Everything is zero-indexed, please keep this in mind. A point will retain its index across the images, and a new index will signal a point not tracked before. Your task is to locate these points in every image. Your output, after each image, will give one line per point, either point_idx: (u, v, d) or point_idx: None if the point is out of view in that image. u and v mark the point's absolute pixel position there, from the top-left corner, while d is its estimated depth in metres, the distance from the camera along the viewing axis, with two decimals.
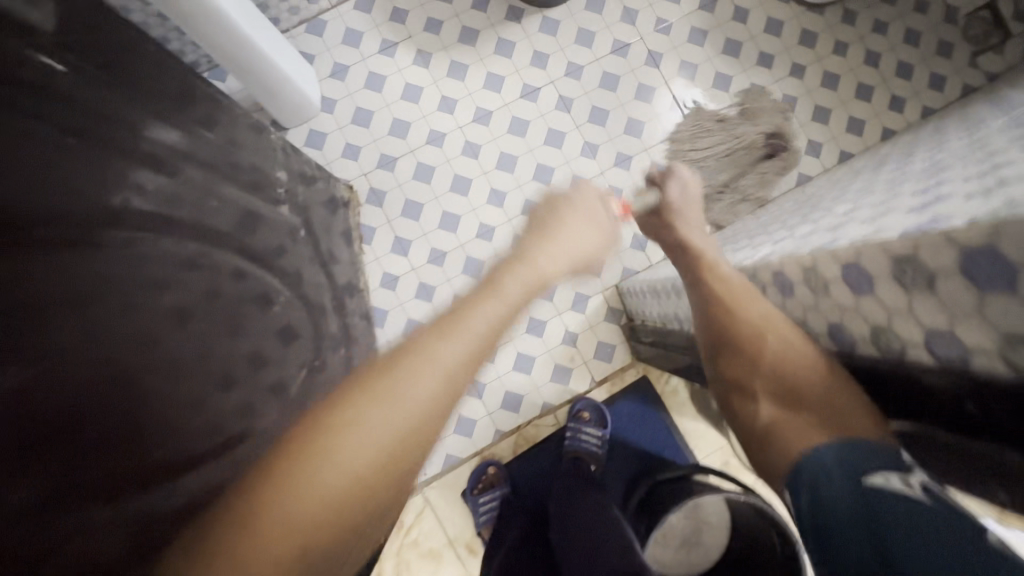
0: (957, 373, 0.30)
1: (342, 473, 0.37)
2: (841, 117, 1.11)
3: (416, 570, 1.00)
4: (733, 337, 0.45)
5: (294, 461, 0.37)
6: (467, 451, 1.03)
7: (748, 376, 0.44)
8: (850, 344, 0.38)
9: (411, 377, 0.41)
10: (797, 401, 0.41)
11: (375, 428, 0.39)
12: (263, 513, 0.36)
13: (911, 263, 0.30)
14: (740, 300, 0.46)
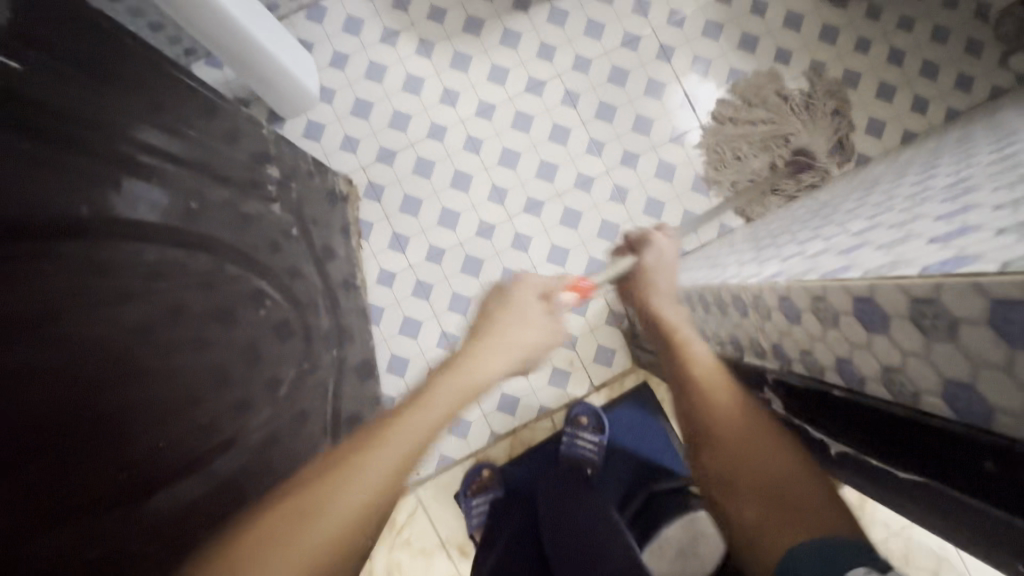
0: (977, 429, 0.27)
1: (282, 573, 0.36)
2: (860, 118, 1.06)
3: (407, 570, 0.99)
4: (713, 429, 0.48)
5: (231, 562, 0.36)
6: (461, 453, 1.02)
7: (728, 466, 0.47)
8: (860, 382, 0.35)
9: (354, 478, 0.41)
10: (780, 501, 0.42)
11: (325, 524, 0.39)
12: None
13: (931, 306, 0.26)
14: (716, 393, 0.50)
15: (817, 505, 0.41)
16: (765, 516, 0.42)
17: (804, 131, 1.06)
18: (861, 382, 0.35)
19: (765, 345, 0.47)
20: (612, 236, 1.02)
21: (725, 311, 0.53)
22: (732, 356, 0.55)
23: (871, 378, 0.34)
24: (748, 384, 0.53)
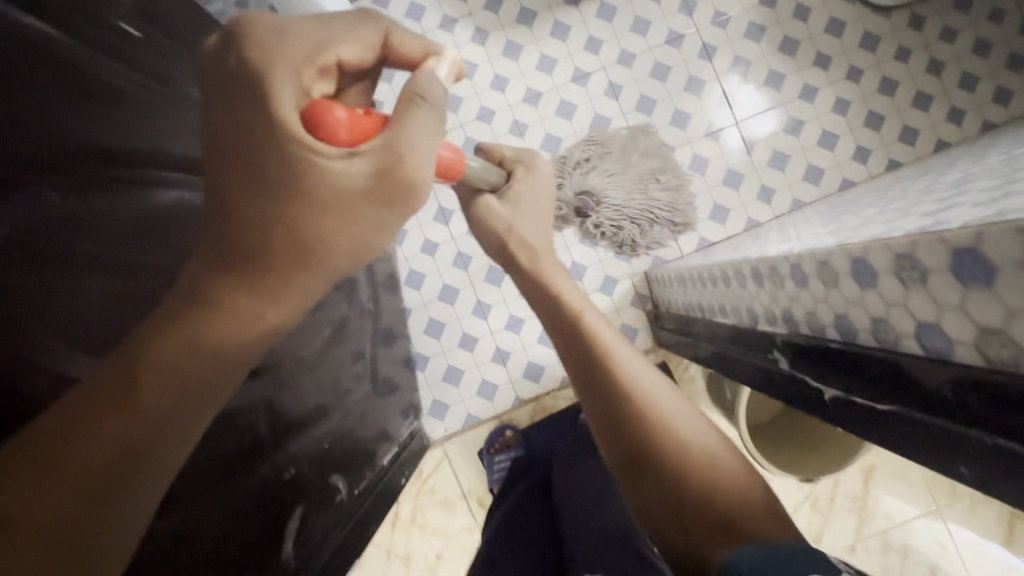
0: (937, 360, 0.33)
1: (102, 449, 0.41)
2: (894, 125, 1.09)
3: (430, 515, 1.09)
4: (653, 454, 0.54)
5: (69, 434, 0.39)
6: (487, 414, 1.10)
7: (673, 496, 0.52)
8: (853, 334, 0.41)
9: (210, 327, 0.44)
10: (725, 524, 0.48)
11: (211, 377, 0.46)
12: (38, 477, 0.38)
13: (910, 260, 0.33)
14: (648, 416, 0.56)
15: (752, 520, 0.48)
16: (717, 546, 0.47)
17: (635, 167, 1.06)
18: (853, 334, 0.41)
19: (776, 312, 0.53)
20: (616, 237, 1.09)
21: (745, 283, 0.59)
22: (748, 325, 0.61)
23: (862, 329, 0.40)
24: (758, 350, 0.58)
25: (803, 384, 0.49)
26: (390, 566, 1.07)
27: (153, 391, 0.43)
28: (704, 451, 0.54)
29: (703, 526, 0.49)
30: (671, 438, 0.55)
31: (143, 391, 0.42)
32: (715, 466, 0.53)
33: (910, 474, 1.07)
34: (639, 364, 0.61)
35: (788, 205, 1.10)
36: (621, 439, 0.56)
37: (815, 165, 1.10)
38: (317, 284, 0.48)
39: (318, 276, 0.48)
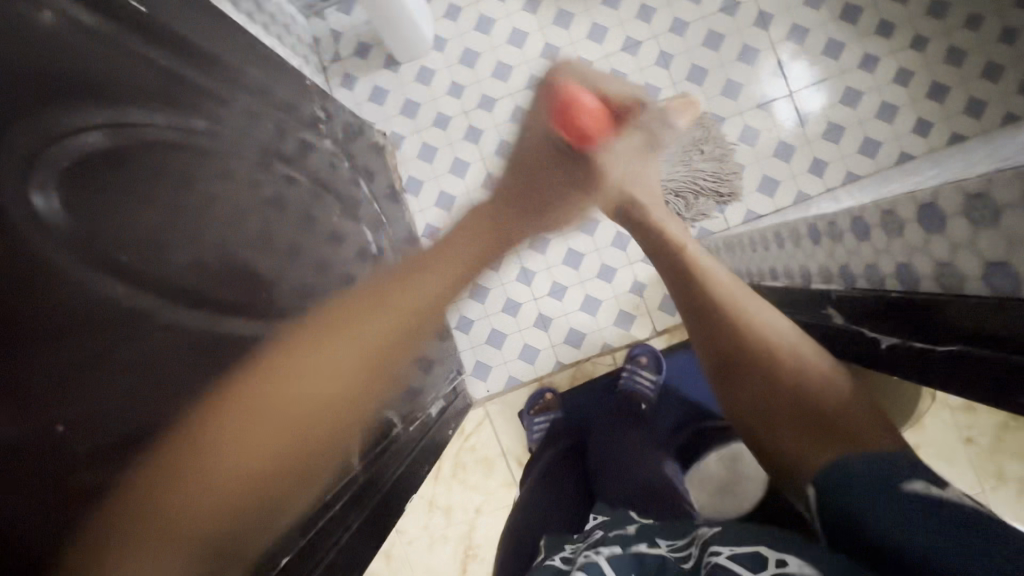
0: (1008, 300, 0.34)
1: (229, 467, 0.44)
2: (959, 97, 1.05)
3: (470, 471, 1.13)
4: (747, 360, 0.56)
5: (190, 457, 0.41)
6: (529, 377, 1.14)
7: (768, 396, 0.54)
8: (914, 281, 0.42)
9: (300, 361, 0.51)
10: (823, 425, 0.49)
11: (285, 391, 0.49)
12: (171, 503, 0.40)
13: (982, 199, 0.34)
14: (750, 324, 0.58)
15: (849, 423, 0.49)
16: (811, 447, 0.49)
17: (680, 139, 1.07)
18: (915, 281, 0.42)
19: (833, 269, 0.54)
20: None
21: (800, 243, 0.60)
22: (800, 285, 0.62)
23: (925, 277, 0.41)
24: (810, 309, 0.59)
25: (855, 333, 0.50)
26: (432, 516, 1.13)
27: (234, 423, 0.45)
28: (809, 365, 0.55)
29: (793, 424, 0.51)
30: (768, 346, 0.56)
31: (296, 382, 0.50)
32: (814, 375, 0.54)
33: (954, 455, 1.06)
34: (748, 296, 0.63)
35: (841, 178, 1.08)
36: (718, 344, 0.60)
37: (871, 138, 1.07)
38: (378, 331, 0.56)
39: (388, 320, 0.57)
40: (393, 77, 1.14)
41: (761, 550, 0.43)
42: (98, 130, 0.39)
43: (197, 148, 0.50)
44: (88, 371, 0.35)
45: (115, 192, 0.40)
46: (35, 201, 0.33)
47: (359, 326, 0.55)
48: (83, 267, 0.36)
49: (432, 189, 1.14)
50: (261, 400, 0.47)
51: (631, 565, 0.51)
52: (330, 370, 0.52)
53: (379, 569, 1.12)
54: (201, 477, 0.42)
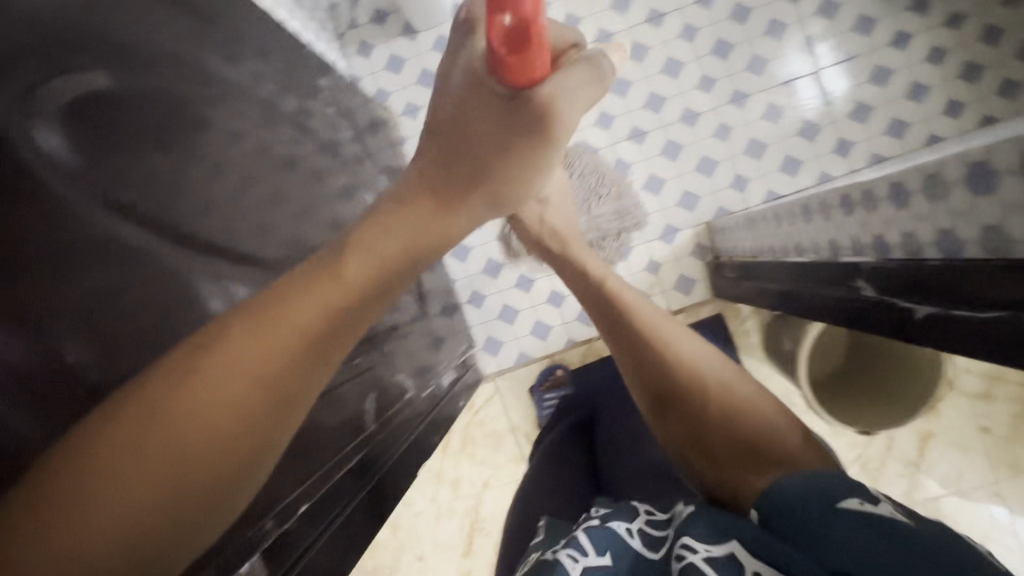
0: None
1: (160, 459, 0.31)
2: (995, 77, 1.01)
3: (479, 445, 1.14)
4: (674, 394, 0.59)
5: (110, 444, 0.31)
6: (539, 353, 1.14)
7: (698, 427, 0.57)
8: (959, 248, 0.41)
9: (263, 319, 0.34)
10: (751, 452, 0.52)
11: (238, 364, 0.33)
12: (72, 509, 0.30)
13: None
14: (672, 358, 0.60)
15: (774, 443, 0.52)
16: (740, 474, 0.51)
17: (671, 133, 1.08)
18: (959, 247, 0.41)
19: (866, 240, 0.52)
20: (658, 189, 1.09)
21: (831, 216, 0.59)
22: (827, 258, 0.61)
23: (970, 241, 0.40)
24: (837, 282, 0.58)
25: (890, 305, 0.48)
26: (439, 489, 1.13)
27: (156, 405, 0.32)
28: (726, 382, 0.59)
29: (727, 452, 0.54)
30: (691, 375, 0.59)
31: (235, 355, 0.33)
32: (743, 401, 0.57)
33: (970, 443, 1.05)
34: (660, 321, 0.65)
35: (866, 160, 1.05)
36: (643, 377, 0.61)
37: (899, 118, 1.04)
38: (329, 289, 0.35)
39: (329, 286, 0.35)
40: (411, 46, 1.12)
41: (734, 550, 0.44)
42: (102, 78, 0.54)
43: (198, 116, 0.60)
44: (95, 298, 0.47)
45: (122, 146, 0.53)
46: (41, 142, 0.49)
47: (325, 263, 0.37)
48: (93, 204, 0.50)
49: None
50: (148, 407, 0.32)
51: (612, 539, 0.51)
52: (225, 385, 0.33)
53: (386, 539, 1.13)
54: (77, 509, 0.30)
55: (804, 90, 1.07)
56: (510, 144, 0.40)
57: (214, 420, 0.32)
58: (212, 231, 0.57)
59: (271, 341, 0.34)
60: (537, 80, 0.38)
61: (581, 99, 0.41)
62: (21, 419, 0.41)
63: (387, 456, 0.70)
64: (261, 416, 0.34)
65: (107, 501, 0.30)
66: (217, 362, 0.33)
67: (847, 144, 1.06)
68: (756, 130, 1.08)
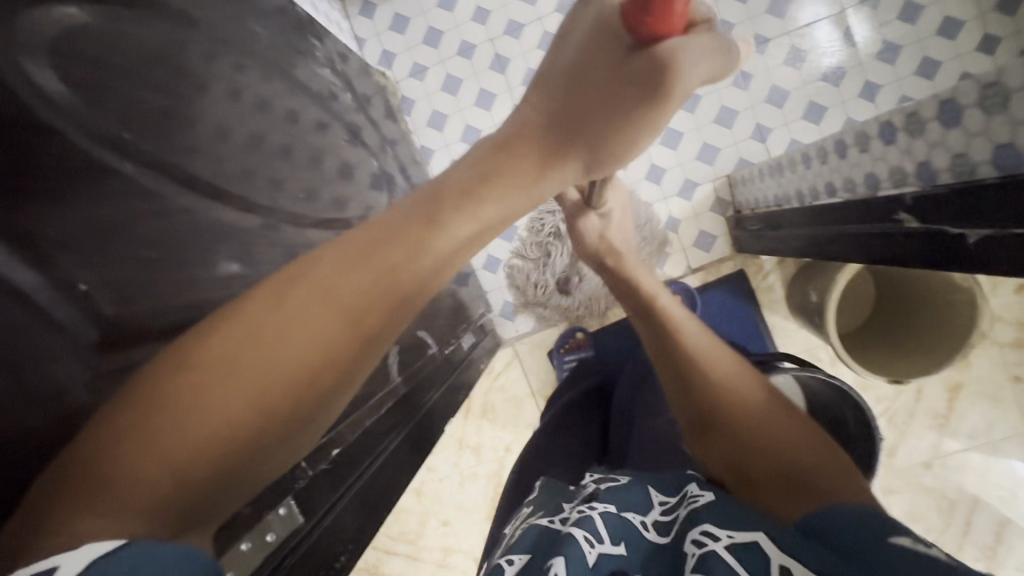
0: None
1: (226, 413, 0.32)
2: None
3: (500, 410, 1.13)
4: (713, 410, 0.52)
5: (173, 391, 0.31)
6: (558, 317, 1.13)
7: (740, 441, 0.49)
8: (1017, 162, 0.38)
9: (329, 279, 0.34)
10: (792, 476, 0.44)
11: (304, 328, 0.33)
12: (139, 448, 0.31)
13: None
14: (717, 375, 0.55)
15: (820, 477, 0.43)
16: (781, 497, 0.43)
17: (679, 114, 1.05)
18: (1017, 162, 0.38)
19: (908, 169, 0.50)
20: (675, 143, 1.06)
21: (866, 148, 0.56)
22: (863, 193, 0.58)
23: None
24: (874, 218, 0.55)
25: (931, 233, 0.46)
26: (461, 456, 1.14)
27: (220, 357, 0.32)
28: (766, 419, 0.50)
29: (763, 476, 0.46)
30: (729, 399, 0.52)
31: (305, 319, 0.33)
32: (783, 430, 0.48)
33: (1000, 393, 1.02)
34: (709, 340, 0.60)
35: (894, 103, 1.00)
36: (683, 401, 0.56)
37: (930, 57, 0.99)
38: (390, 257, 0.35)
39: (392, 257, 0.35)
40: (414, 3, 1.08)
41: (759, 540, 0.39)
42: (81, 12, 0.47)
43: None
44: (107, 238, 0.45)
45: (120, 81, 0.49)
46: (30, 70, 0.42)
47: (386, 229, 0.36)
48: (94, 144, 0.45)
49: (457, 124, 1.10)
50: (224, 351, 0.32)
51: (625, 527, 0.46)
52: (301, 339, 0.33)
53: (412, 505, 1.15)
54: (145, 447, 0.31)
55: (828, 32, 1.02)
56: (616, 105, 0.36)
57: (285, 374, 0.33)
58: (210, 171, 0.55)
59: (331, 309, 0.34)
60: (670, 35, 0.34)
61: (697, 76, 0.35)
62: (80, 362, 0.43)
63: (414, 413, 0.70)
64: (318, 381, 0.34)
65: (174, 446, 0.31)
66: (290, 322, 0.33)
67: (874, 88, 1.01)
68: (778, 77, 1.03)
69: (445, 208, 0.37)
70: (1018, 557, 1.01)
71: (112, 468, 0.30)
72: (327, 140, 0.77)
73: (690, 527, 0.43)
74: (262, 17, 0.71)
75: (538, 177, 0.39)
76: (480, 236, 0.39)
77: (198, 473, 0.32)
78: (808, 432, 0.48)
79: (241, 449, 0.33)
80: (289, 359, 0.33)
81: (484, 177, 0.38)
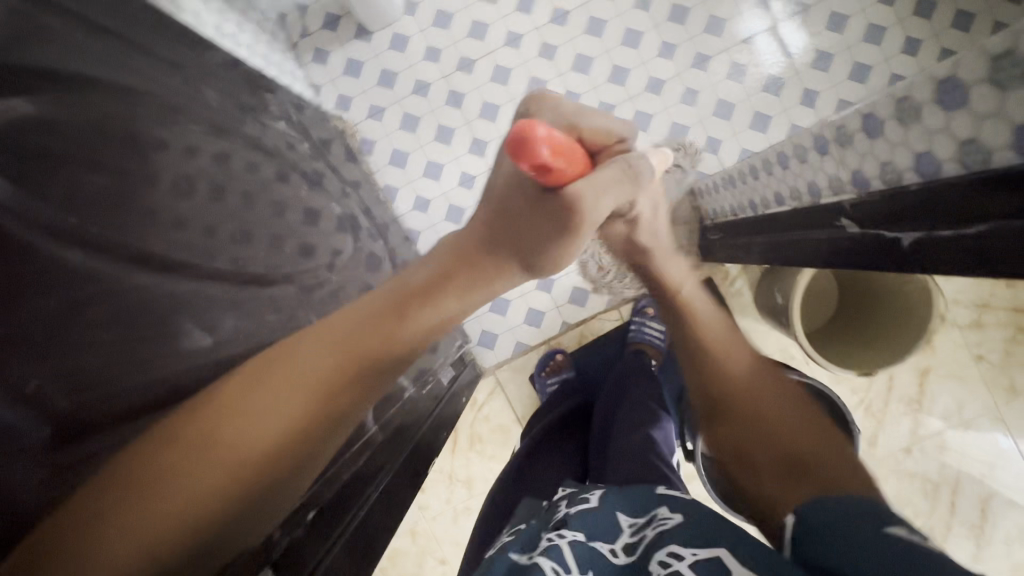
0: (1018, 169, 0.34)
1: (219, 474, 0.40)
2: (947, 11, 1.02)
3: (487, 441, 1.13)
4: (721, 404, 0.57)
5: (174, 453, 0.40)
6: (535, 341, 1.13)
7: (745, 431, 0.54)
8: (937, 168, 0.40)
9: (294, 361, 0.43)
10: (793, 465, 0.48)
11: (281, 405, 0.42)
12: (145, 499, 0.39)
13: (1007, 59, 0.33)
14: (729, 368, 0.58)
15: (829, 468, 0.47)
16: (781, 483, 0.48)
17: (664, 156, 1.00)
18: (937, 168, 0.40)
19: (843, 177, 0.52)
20: None
21: (805, 159, 0.59)
22: (809, 201, 0.60)
23: (946, 160, 0.39)
24: (822, 224, 0.57)
25: (871, 240, 0.49)
26: (453, 490, 1.12)
27: (214, 424, 0.41)
28: (775, 412, 0.54)
29: (768, 459, 0.51)
30: (742, 391, 0.56)
31: (286, 399, 0.42)
32: (796, 424, 0.52)
33: (967, 373, 1.06)
34: (723, 334, 0.63)
35: (834, 108, 1.05)
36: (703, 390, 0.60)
37: (860, 62, 1.04)
38: (345, 348, 0.44)
39: (345, 351, 0.44)
40: (367, 48, 1.10)
41: (721, 555, 0.43)
42: (28, 103, 0.54)
43: None
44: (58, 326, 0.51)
45: (65, 167, 0.55)
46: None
47: (340, 320, 0.45)
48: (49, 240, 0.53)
49: (418, 160, 1.11)
50: (217, 423, 0.42)
51: (592, 555, 0.48)
52: (279, 414, 0.42)
53: (407, 546, 1.12)
54: (149, 497, 0.39)
55: (764, 47, 1.07)
56: (550, 238, 0.47)
57: (265, 439, 0.41)
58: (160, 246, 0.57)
59: (303, 389, 0.43)
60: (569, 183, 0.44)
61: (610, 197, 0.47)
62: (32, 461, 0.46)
63: (398, 455, 0.71)
64: (291, 446, 0.43)
65: (175, 497, 0.39)
66: (266, 398, 0.42)
67: (812, 95, 1.06)
68: (722, 92, 1.08)
69: (382, 305, 0.46)
70: (1004, 530, 1.04)
71: (117, 512, 0.39)
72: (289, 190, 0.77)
73: (658, 547, 0.46)
74: (209, 81, 0.72)
75: (473, 291, 0.48)
76: (434, 330, 0.47)
77: (192, 522, 0.40)
78: (811, 425, 0.53)
79: (224, 510, 0.41)
80: (271, 428, 0.42)
81: (427, 291, 0.46)
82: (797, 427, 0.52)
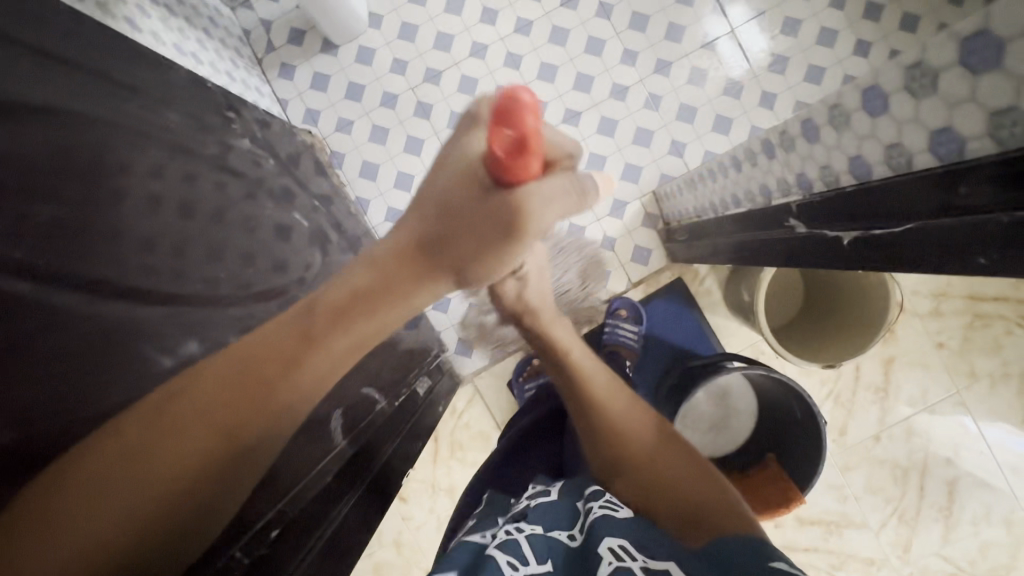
0: (936, 169, 0.36)
1: (141, 490, 0.43)
2: (894, 13, 1.06)
3: (468, 448, 1.13)
4: (619, 462, 0.58)
5: (101, 470, 0.43)
6: (512, 347, 1.14)
7: (648, 483, 0.56)
8: (868, 170, 0.42)
9: (209, 383, 0.46)
10: (693, 517, 0.50)
11: (200, 417, 0.45)
12: (70, 517, 0.41)
13: (919, 68, 0.35)
14: (622, 428, 0.61)
15: (721, 517, 0.49)
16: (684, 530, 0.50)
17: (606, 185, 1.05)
18: (868, 170, 0.42)
19: (789, 179, 0.54)
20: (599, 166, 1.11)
21: (755, 162, 0.61)
22: (762, 202, 0.62)
23: (875, 163, 0.41)
24: (775, 225, 0.59)
25: (820, 238, 0.51)
26: (436, 500, 1.12)
27: (135, 436, 0.44)
28: (667, 468, 0.57)
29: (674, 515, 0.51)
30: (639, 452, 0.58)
31: (204, 412, 0.45)
32: (687, 478, 0.55)
33: (929, 360, 1.10)
34: (612, 387, 0.67)
35: (791, 109, 1.09)
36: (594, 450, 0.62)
37: (814, 64, 1.08)
38: (266, 362, 0.45)
39: (266, 364, 0.45)
40: (333, 61, 1.10)
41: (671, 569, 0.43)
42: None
43: None
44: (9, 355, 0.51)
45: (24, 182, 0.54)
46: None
47: (259, 338, 0.47)
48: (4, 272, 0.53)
49: (388, 171, 1.12)
50: (141, 439, 0.44)
51: (550, 544, 0.50)
52: (199, 431, 0.44)
53: (392, 558, 1.11)
54: (83, 511, 0.41)
55: (722, 52, 1.10)
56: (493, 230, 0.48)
57: (190, 453, 0.44)
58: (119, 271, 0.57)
59: (217, 405, 0.45)
60: (528, 180, 0.47)
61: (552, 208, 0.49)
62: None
63: (368, 468, 0.72)
64: (212, 460, 0.45)
65: (100, 515, 0.41)
66: (186, 409, 0.45)
67: (770, 97, 1.09)
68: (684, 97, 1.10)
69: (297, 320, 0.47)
70: (970, 510, 1.08)
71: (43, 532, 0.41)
72: (257, 208, 0.78)
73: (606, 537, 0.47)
74: (170, 102, 0.72)
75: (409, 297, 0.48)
76: (358, 346, 0.48)
77: (117, 538, 0.41)
78: (694, 473, 0.56)
79: (150, 522, 0.43)
80: (197, 438, 0.44)
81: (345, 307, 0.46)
82: (688, 482, 0.55)
